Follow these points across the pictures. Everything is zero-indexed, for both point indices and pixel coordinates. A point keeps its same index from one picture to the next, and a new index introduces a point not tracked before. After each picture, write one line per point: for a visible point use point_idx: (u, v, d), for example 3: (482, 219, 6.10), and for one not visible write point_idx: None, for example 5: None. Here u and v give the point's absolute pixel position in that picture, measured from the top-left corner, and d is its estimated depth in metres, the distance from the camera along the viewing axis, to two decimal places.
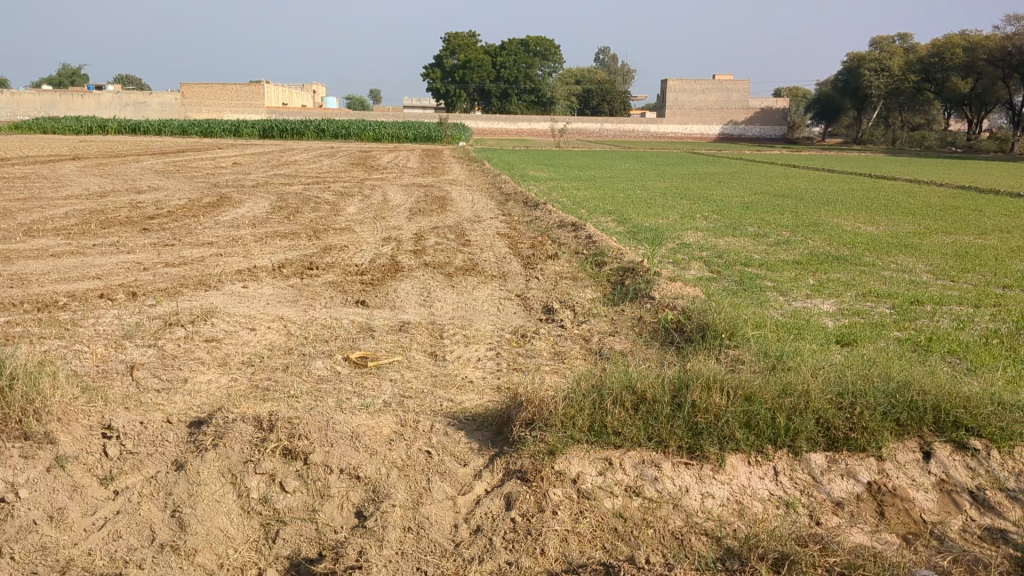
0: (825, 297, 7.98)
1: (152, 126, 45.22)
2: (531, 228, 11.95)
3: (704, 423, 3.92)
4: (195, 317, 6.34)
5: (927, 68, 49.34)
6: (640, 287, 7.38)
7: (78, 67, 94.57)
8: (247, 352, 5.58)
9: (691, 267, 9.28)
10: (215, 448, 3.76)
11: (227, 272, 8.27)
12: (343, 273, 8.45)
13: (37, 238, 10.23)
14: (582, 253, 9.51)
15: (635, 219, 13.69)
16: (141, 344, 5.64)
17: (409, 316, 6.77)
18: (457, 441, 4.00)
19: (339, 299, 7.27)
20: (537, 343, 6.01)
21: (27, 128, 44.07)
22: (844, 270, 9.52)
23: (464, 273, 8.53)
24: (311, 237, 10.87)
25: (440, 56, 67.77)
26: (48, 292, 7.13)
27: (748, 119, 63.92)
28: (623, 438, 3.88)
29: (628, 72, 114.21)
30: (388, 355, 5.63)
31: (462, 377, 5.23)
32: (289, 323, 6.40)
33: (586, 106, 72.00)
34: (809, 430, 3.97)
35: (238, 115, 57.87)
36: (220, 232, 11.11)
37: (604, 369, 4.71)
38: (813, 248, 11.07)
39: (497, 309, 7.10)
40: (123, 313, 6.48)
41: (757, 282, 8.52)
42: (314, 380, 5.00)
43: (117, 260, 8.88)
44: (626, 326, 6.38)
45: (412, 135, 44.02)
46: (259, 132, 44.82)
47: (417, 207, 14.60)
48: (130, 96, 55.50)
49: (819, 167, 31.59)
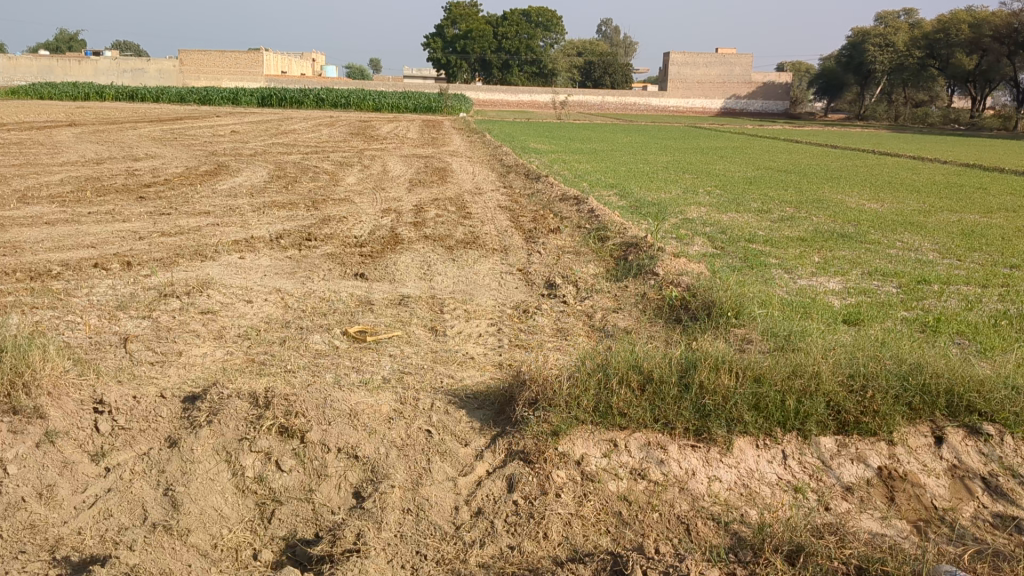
0: (831, 275, 7.86)
1: (150, 93, 44.89)
2: (532, 201, 11.82)
3: (712, 405, 3.81)
4: (191, 288, 6.23)
5: (932, 44, 48.96)
6: (643, 262, 7.26)
7: (76, 33, 93.96)
8: (244, 326, 5.47)
9: (694, 243, 9.16)
10: (209, 425, 3.65)
11: (225, 243, 8.14)
12: (342, 245, 8.32)
13: (32, 205, 10.08)
14: (585, 227, 9.39)
15: (637, 193, 13.54)
16: (136, 315, 5.52)
17: (408, 290, 6.65)
18: (458, 420, 3.89)
19: (338, 272, 7.15)
20: (539, 320, 5.90)
21: (25, 94, 43.74)
22: (849, 247, 9.40)
23: (465, 246, 8.40)
24: (310, 207, 10.74)
25: (441, 26, 67.18)
26: (41, 261, 7.00)
27: (750, 93, 63.54)
28: (628, 419, 3.78)
29: (630, 44, 113.44)
30: (387, 330, 5.52)
31: (463, 353, 5.12)
32: (286, 295, 6.29)
33: (587, 78, 71.50)
34: (819, 414, 3.87)
35: (237, 82, 57.45)
36: (217, 202, 10.97)
37: (609, 347, 4.60)
38: (818, 225, 10.94)
39: (498, 283, 6.98)
40: (118, 283, 6.37)
41: (761, 259, 8.40)
42: (312, 354, 4.89)
43: (112, 228, 8.75)
44: (630, 303, 6.27)
45: (412, 106, 43.73)
46: (258, 100, 44.48)
47: (417, 178, 14.46)
48: (127, 62, 55.10)
49: (822, 143, 31.37)
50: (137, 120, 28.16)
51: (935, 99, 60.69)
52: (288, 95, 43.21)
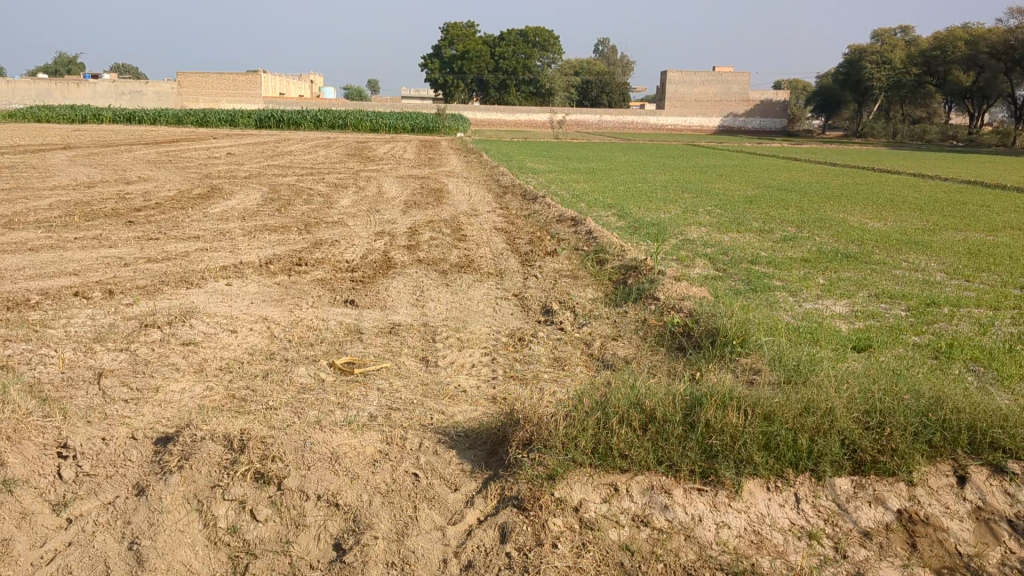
0: (837, 298, 7.63)
1: (147, 115, 44.78)
2: (530, 222, 11.62)
3: (719, 444, 3.55)
4: (173, 318, 5.99)
5: (929, 60, 48.97)
6: (644, 287, 7.02)
7: (73, 57, 94.39)
8: (226, 358, 5.22)
9: (696, 265, 8.95)
10: (180, 471, 3.41)
11: (212, 269, 7.91)
12: (333, 270, 8.09)
13: (17, 231, 9.86)
14: (583, 249, 9.17)
15: (637, 213, 13.34)
16: (113, 348, 5.28)
17: (400, 317, 6.42)
18: (447, 463, 3.64)
19: (328, 299, 6.91)
20: (536, 348, 5.65)
21: (21, 118, 43.63)
22: (854, 268, 9.17)
23: (460, 270, 8.17)
24: (302, 230, 10.52)
25: (439, 46, 67.23)
26: (20, 289, 6.76)
27: (748, 111, 63.54)
28: (630, 462, 3.51)
29: (627, 63, 113.76)
30: (376, 361, 5.27)
31: (455, 386, 4.87)
32: (273, 324, 6.05)
33: (585, 97, 71.55)
34: (833, 454, 3.61)
35: (235, 103, 57.24)
36: (207, 225, 10.75)
37: (608, 381, 4.35)
38: (821, 245, 10.73)
39: (493, 310, 6.75)
40: (98, 313, 6.12)
41: (765, 281, 8.17)
42: (296, 390, 4.65)
43: (97, 254, 8.52)
44: (630, 330, 6.03)
45: (410, 126, 43.70)
46: (256, 122, 44.38)
47: (412, 199, 14.27)
48: (125, 85, 55.15)
49: (822, 161, 31.28)
50: (133, 142, 27.99)
51: (933, 115, 60.71)
52: (286, 116, 43.09)
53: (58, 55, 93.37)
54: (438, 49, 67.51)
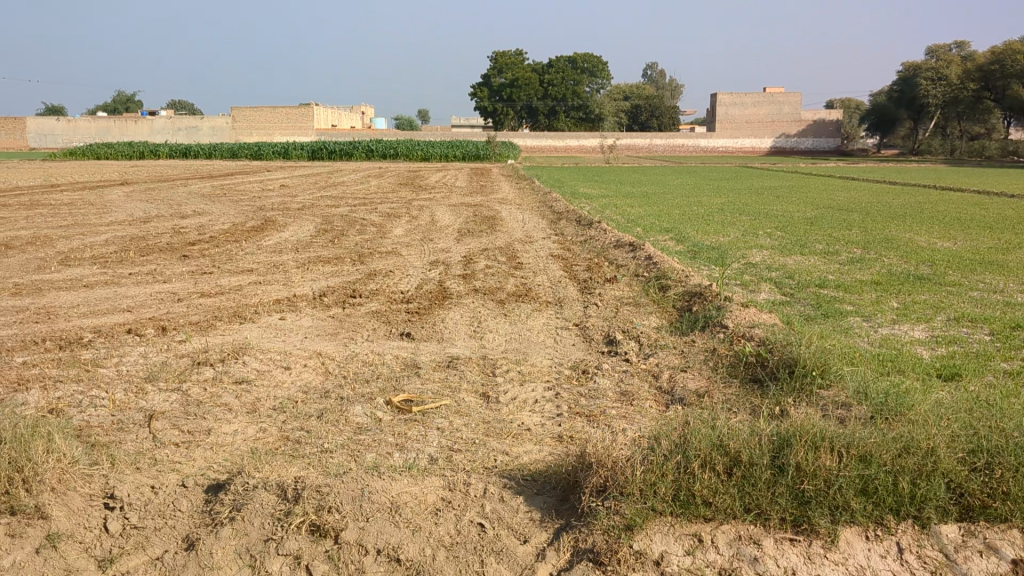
0: (915, 323, 7.25)
1: (203, 149, 45.54)
2: (587, 248, 11.39)
3: (812, 490, 3.23)
4: (226, 355, 5.84)
5: (987, 75, 47.71)
6: (711, 314, 6.71)
7: (131, 97, 97.14)
8: (279, 397, 5.03)
9: (761, 290, 8.62)
10: (232, 523, 3.20)
11: (265, 302, 7.78)
12: (388, 302, 7.91)
13: (73, 267, 9.85)
14: (643, 275, 8.89)
15: (694, 237, 13.02)
16: (164, 387, 5.12)
17: (458, 350, 6.19)
18: (515, 511, 3.38)
19: (383, 331, 6.72)
20: (601, 382, 5.39)
21: (82, 155, 44.71)
22: (928, 291, 8.76)
23: (517, 300, 7.94)
24: (355, 261, 10.39)
25: (488, 75, 67.58)
26: (73, 327, 6.68)
27: (801, 131, 62.73)
28: (715, 510, 3.21)
29: (677, 87, 113.40)
30: (435, 398, 5.04)
31: (518, 424, 4.62)
32: (327, 360, 5.86)
33: (634, 121, 71.26)
34: (939, 498, 3.26)
35: (289, 136, 57.89)
36: (261, 258, 10.66)
37: (682, 420, 4.07)
38: (890, 267, 10.33)
39: (554, 340, 6.50)
40: (150, 351, 5.99)
41: (836, 306, 7.82)
42: (353, 430, 4.45)
43: (151, 290, 8.45)
44: (698, 360, 5.74)
45: (461, 154, 43.87)
46: (308, 154, 44.88)
47: (466, 227, 14.16)
48: (182, 121, 56.27)
49: (881, 180, 30.63)
50: (189, 177, 28.37)
51: (992, 130, 59.37)
52: (338, 148, 43.48)
53: (116, 98, 96.46)
54: (487, 78, 68.00)
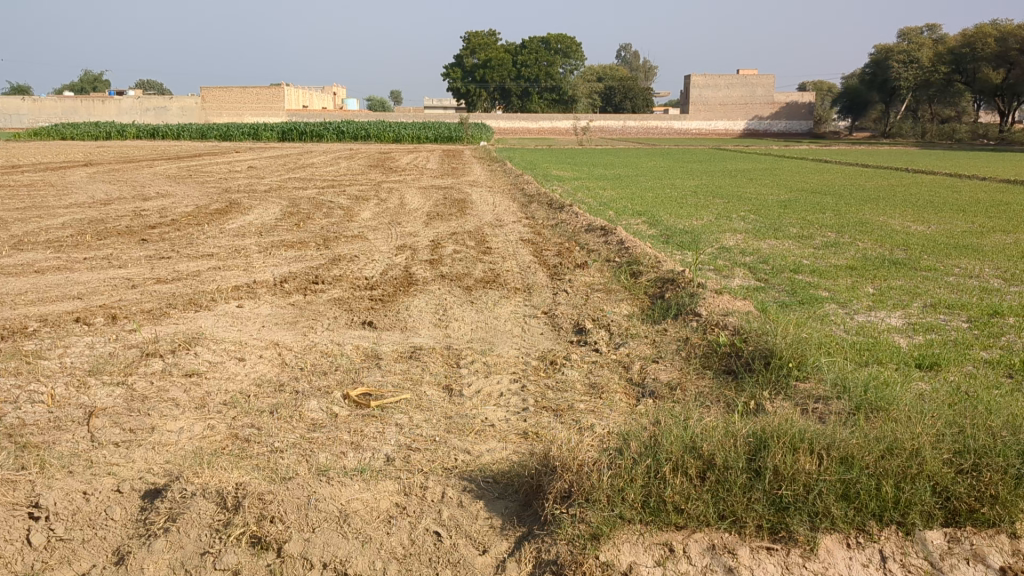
0: (891, 310, 7.09)
1: (171, 130, 44.87)
2: (558, 232, 11.18)
3: (790, 496, 3.03)
4: (177, 346, 5.56)
5: (958, 58, 47.90)
6: (683, 301, 6.50)
7: (99, 77, 95.85)
8: (230, 391, 4.76)
9: (735, 275, 8.45)
10: (166, 534, 2.95)
11: (224, 289, 7.49)
12: (351, 288, 7.65)
13: (26, 252, 9.50)
14: (614, 260, 8.68)
15: (667, 220, 12.84)
16: (108, 381, 4.84)
17: (422, 340, 5.95)
18: (474, 517, 3.16)
19: (344, 320, 6.46)
20: (569, 373, 5.18)
21: (47, 135, 43.88)
22: (904, 276, 8.61)
23: (485, 286, 7.70)
24: (320, 246, 10.10)
25: (461, 56, 67.10)
26: (18, 316, 6.36)
27: (774, 114, 62.78)
28: (687, 517, 3.00)
29: (650, 69, 113.15)
30: (395, 392, 4.80)
31: (482, 420, 4.39)
32: (285, 350, 5.61)
33: (608, 103, 71.10)
34: (925, 503, 3.06)
35: (259, 117, 57.21)
36: (222, 242, 10.34)
37: (652, 420, 3.86)
38: (865, 251, 10.18)
39: (521, 329, 6.27)
40: (97, 341, 5.70)
41: (810, 292, 7.66)
42: (306, 427, 4.21)
43: (104, 275, 8.13)
44: (670, 351, 5.54)
45: (433, 136, 43.54)
46: (279, 135, 44.33)
47: (435, 210, 13.90)
48: (150, 102, 55.52)
49: (854, 163, 30.64)
50: (157, 158, 27.85)
51: (962, 113, 59.67)
52: (309, 128, 42.95)
53: (84, 76, 95.19)
54: (460, 59, 67.67)
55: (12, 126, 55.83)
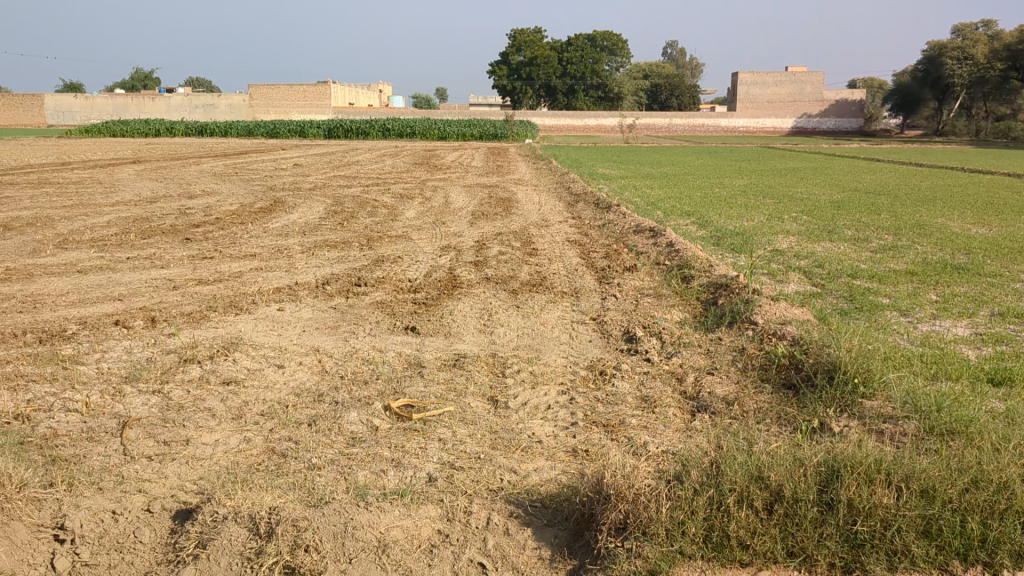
0: (957, 318, 6.75)
1: (219, 127, 45.27)
2: (605, 233, 10.94)
3: (867, 532, 2.78)
4: (216, 352, 5.42)
5: (1015, 54, 46.53)
6: (738, 309, 6.24)
7: (150, 74, 97.44)
8: (269, 400, 4.60)
9: (789, 280, 8.16)
10: (194, 562, 2.79)
11: (265, 291, 7.37)
12: (394, 291, 7.48)
13: (69, 251, 9.46)
14: (663, 263, 8.44)
15: (717, 221, 12.54)
16: (145, 389, 4.70)
17: (466, 347, 5.76)
18: (522, 547, 2.96)
19: (387, 324, 6.30)
20: (619, 385, 4.95)
21: (98, 132, 44.52)
22: (967, 282, 8.26)
23: (532, 290, 7.49)
24: (363, 246, 9.97)
25: (506, 53, 66.92)
26: (57, 318, 6.27)
27: (823, 111, 61.80)
28: (753, 554, 2.78)
29: (697, 66, 111.97)
30: (438, 403, 4.61)
31: (528, 435, 4.18)
32: (325, 357, 5.44)
33: (654, 100, 70.56)
34: (1015, 542, 2.73)
35: (306, 115, 57.54)
36: (266, 242, 10.24)
37: (711, 445, 3.62)
38: (924, 255, 9.82)
39: (570, 336, 6.05)
40: (135, 346, 5.58)
41: (870, 298, 7.35)
42: (346, 441, 4.03)
43: (146, 276, 8.05)
44: (726, 362, 5.28)
45: (478, 134, 43.47)
46: (324, 132, 44.45)
47: (480, 209, 13.75)
48: (199, 99, 56.19)
49: (909, 161, 29.98)
50: (205, 155, 28.01)
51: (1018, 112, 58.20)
52: (354, 125, 43.00)
53: (136, 74, 96.79)
54: (506, 56, 67.58)
55: (64, 123, 56.92)
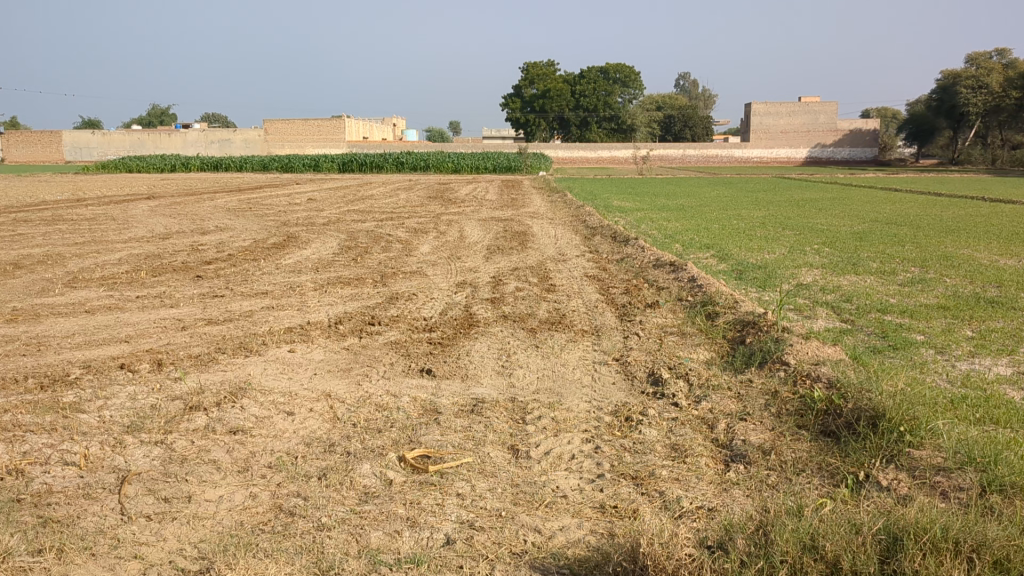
0: (997, 356, 6.44)
1: (234, 162, 45.43)
2: (623, 267, 10.70)
3: None
4: (223, 398, 5.18)
5: None
6: (767, 349, 5.96)
7: (167, 110, 98.56)
8: (277, 451, 4.35)
9: (818, 317, 7.88)
10: None
11: (276, 331, 7.14)
12: (408, 330, 7.25)
13: (78, 290, 9.28)
14: (686, 299, 8.19)
15: (737, 254, 12.28)
16: (147, 440, 4.46)
17: (484, 390, 5.50)
18: None
19: (401, 366, 6.04)
20: (647, 432, 4.68)
21: (114, 168, 44.74)
22: (1002, 316, 7.95)
23: (551, 328, 7.24)
24: (377, 283, 9.75)
25: (520, 86, 67.10)
26: (60, 362, 6.06)
27: (837, 141, 61.58)
28: None
29: (708, 96, 112.09)
30: (456, 454, 4.34)
31: (553, 489, 3.92)
32: (337, 403, 5.19)
33: (667, 131, 70.61)
34: None
35: (320, 149, 57.71)
36: (277, 279, 10.03)
37: (753, 509, 3.34)
38: (954, 288, 9.51)
39: (592, 378, 5.79)
40: (139, 391, 5.35)
41: (904, 335, 7.05)
42: (359, 497, 3.78)
43: (155, 316, 7.86)
44: (758, 406, 5.00)
45: (492, 167, 43.48)
46: (339, 166, 44.48)
47: (495, 243, 13.54)
48: (215, 135, 56.59)
49: (927, 190, 29.60)
50: (219, 190, 27.95)
51: None
52: (369, 159, 43.05)
53: (153, 111, 97.98)
54: (519, 89, 67.86)
55: (81, 159, 57.42)
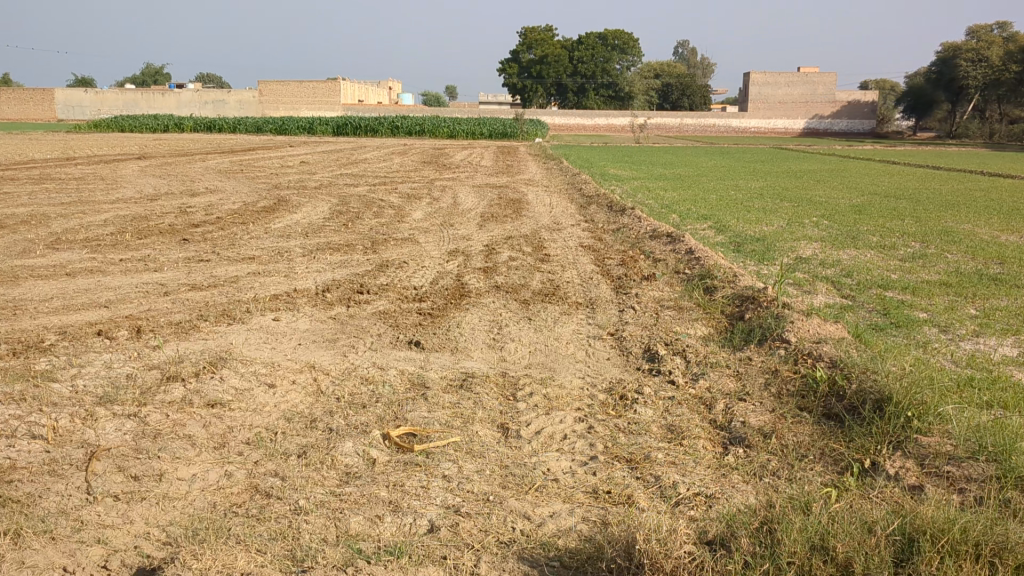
0: (1002, 335, 6.26)
1: (227, 123, 44.92)
2: (619, 238, 10.49)
3: None
4: (202, 368, 4.97)
5: None
6: (767, 326, 5.77)
7: (162, 71, 97.68)
8: (255, 427, 4.16)
9: (818, 292, 7.66)
10: None
11: (261, 298, 6.92)
12: (397, 300, 7.03)
13: (60, 252, 9.03)
14: (683, 272, 7.98)
15: (735, 225, 12.07)
16: (120, 412, 4.26)
17: (473, 364, 5.30)
18: None
19: (389, 338, 5.84)
20: (643, 412, 4.49)
21: (107, 127, 44.21)
22: (1005, 294, 7.76)
23: (545, 300, 7.03)
24: (368, 249, 9.53)
25: (518, 51, 66.48)
26: (36, 327, 5.84)
27: (836, 113, 61.17)
28: None
29: (707, 64, 111.29)
30: (443, 433, 4.15)
31: (544, 471, 3.74)
32: (321, 375, 4.99)
33: (665, 100, 70.09)
34: None
35: (315, 111, 57.13)
36: (265, 244, 9.80)
37: (753, 500, 3.17)
38: (956, 265, 9.31)
39: (586, 353, 5.59)
40: (115, 360, 5.15)
41: (906, 313, 6.86)
42: (340, 478, 3.59)
43: (138, 280, 7.63)
44: (758, 386, 4.81)
45: (487, 132, 43.05)
46: (333, 129, 43.99)
47: (489, 210, 13.30)
48: (209, 96, 55.98)
49: (926, 164, 29.30)
50: (212, 151, 27.58)
51: None
52: (364, 122, 42.59)
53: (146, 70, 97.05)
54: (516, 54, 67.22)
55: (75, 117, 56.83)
